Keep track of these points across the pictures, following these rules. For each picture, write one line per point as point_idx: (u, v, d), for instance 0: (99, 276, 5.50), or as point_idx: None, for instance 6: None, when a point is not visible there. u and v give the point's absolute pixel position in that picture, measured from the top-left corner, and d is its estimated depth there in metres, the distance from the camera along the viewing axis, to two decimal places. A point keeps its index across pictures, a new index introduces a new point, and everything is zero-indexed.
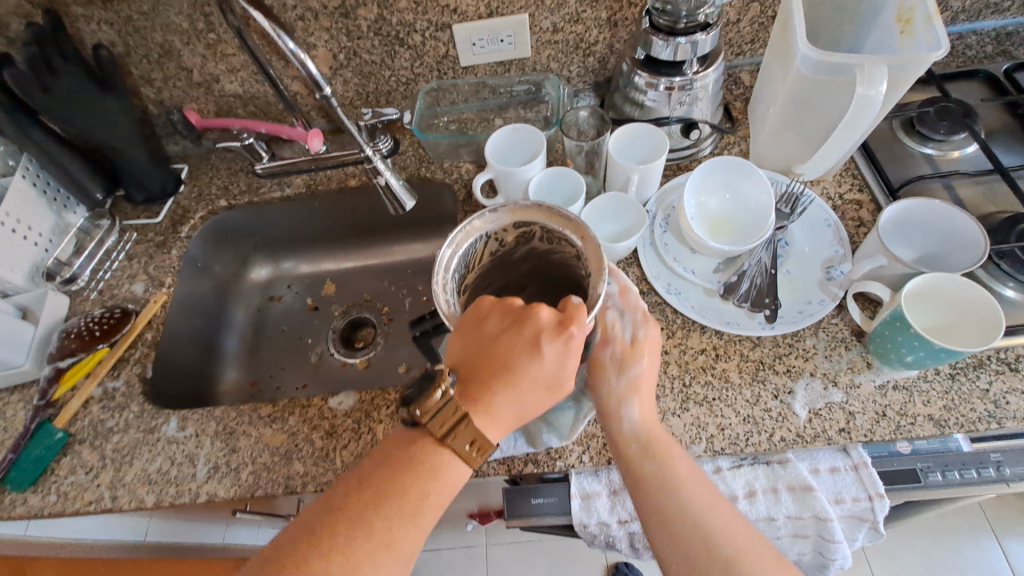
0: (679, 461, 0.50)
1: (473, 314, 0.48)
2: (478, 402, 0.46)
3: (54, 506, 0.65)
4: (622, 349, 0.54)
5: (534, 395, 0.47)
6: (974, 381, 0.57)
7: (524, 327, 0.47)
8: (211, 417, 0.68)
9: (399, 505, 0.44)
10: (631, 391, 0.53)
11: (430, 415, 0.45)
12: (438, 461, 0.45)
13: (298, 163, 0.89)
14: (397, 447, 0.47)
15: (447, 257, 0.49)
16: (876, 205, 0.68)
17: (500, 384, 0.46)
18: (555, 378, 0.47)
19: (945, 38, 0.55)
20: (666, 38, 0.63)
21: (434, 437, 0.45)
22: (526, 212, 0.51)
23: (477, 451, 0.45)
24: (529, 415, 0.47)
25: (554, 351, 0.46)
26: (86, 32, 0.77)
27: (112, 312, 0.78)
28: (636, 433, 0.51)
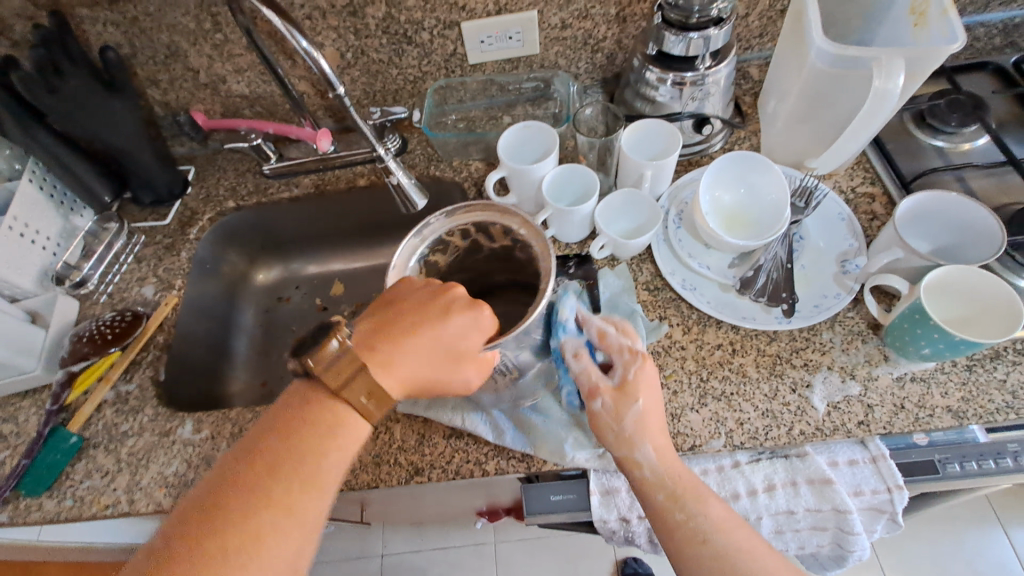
0: (712, 504, 0.49)
1: (399, 289, 0.53)
2: (379, 361, 0.48)
3: (70, 511, 0.65)
4: (613, 397, 0.52)
5: (429, 362, 0.49)
6: (991, 372, 0.58)
7: (437, 297, 0.51)
8: (227, 419, 0.68)
9: (293, 466, 0.45)
10: (639, 435, 0.51)
11: (327, 364, 0.46)
12: (335, 419, 0.47)
13: (305, 163, 0.88)
14: (290, 407, 0.47)
15: (400, 263, 0.55)
16: (890, 198, 0.68)
17: (397, 343, 0.49)
18: (452, 345, 0.49)
19: (962, 31, 0.55)
20: (678, 33, 0.63)
21: (329, 392, 0.47)
22: (471, 213, 0.56)
23: (374, 404, 0.47)
24: (422, 380, 0.50)
25: (457, 326, 0.49)
26: (92, 33, 0.77)
27: (122, 316, 0.78)
28: (660, 478, 0.50)
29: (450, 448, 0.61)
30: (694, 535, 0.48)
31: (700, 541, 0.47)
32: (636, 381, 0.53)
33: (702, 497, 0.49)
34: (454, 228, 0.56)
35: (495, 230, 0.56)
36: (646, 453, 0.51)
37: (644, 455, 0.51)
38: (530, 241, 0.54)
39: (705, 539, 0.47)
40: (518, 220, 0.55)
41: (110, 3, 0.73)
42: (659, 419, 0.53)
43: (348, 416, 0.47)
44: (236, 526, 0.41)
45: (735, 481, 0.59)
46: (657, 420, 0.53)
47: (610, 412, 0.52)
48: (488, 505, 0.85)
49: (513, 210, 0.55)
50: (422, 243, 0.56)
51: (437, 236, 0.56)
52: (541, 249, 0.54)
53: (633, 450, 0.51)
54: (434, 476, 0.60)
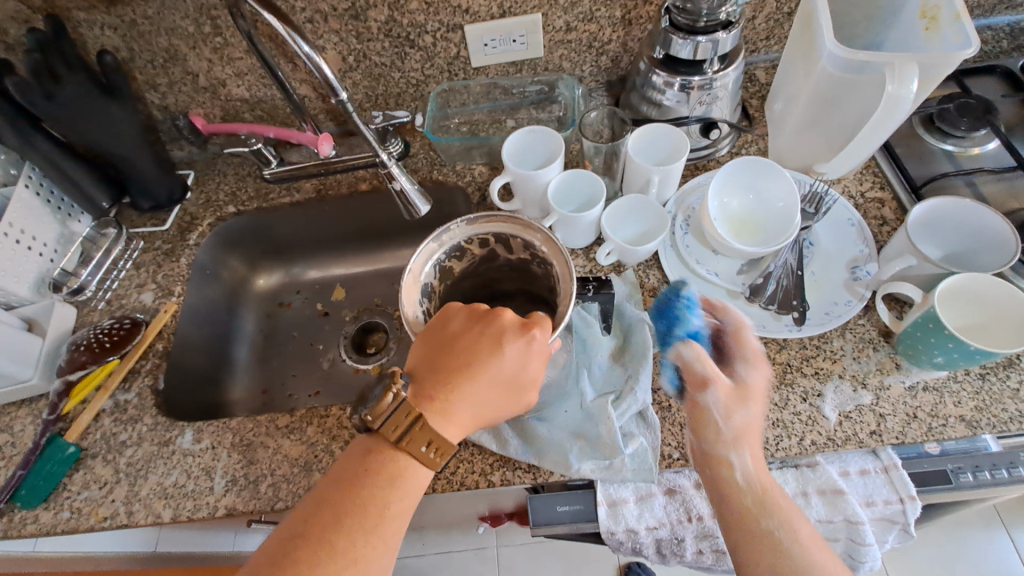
0: (799, 524, 0.48)
1: (442, 317, 0.51)
2: (436, 402, 0.48)
3: (68, 523, 0.63)
4: (726, 395, 0.53)
5: (492, 395, 0.49)
6: (1004, 380, 0.57)
7: (487, 328, 0.50)
8: (227, 429, 0.67)
9: (360, 518, 0.45)
10: (741, 440, 0.51)
11: (382, 419, 0.46)
12: (397, 468, 0.47)
13: (307, 167, 0.86)
14: (353, 460, 0.47)
15: (415, 267, 0.52)
16: (899, 203, 0.67)
17: (457, 381, 0.48)
18: (511, 379, 0.49)
19: (976, 36, 0.54)
20: (686, 36, 0.62)
21: (390, 443, 0.47)
22: (486, 222, 0.55)
23: (436, 452, 0.46)
24: (485, 416, 0.49)
25: (514, 354, 0.49)
26: (89, 36, 0.76)
27: (121, 323, 0.76)
28: (750, 483, 0.50)
29: (456, 458, 0.60)
30: (775, 544, 0.47)
31: (778, 551, 0.46)
32: (745, 385, 0.54)
33: (787, 515, 0.48)
34: (473, 237, 0.55)
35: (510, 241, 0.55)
36: (741, 460, 0.51)
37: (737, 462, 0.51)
38: (551, 259, 0.53)
39: (782, 553, 0.46)
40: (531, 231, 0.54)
41: (108, 6, 0.72)
42: (758, 437, 0.53)
43: (412, 468, 0.47)
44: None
45: None
46: (758, 436, 0.53)
47: (720, 412, 0.52)
48: (492, 511, 0.84)
49: (535, 225, 0.54)
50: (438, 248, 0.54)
51: (455, 243, 0.55)
52: (559, 268, 0.53)
53: (726, 455, 0.51)
54: (439, 487, 0.59)
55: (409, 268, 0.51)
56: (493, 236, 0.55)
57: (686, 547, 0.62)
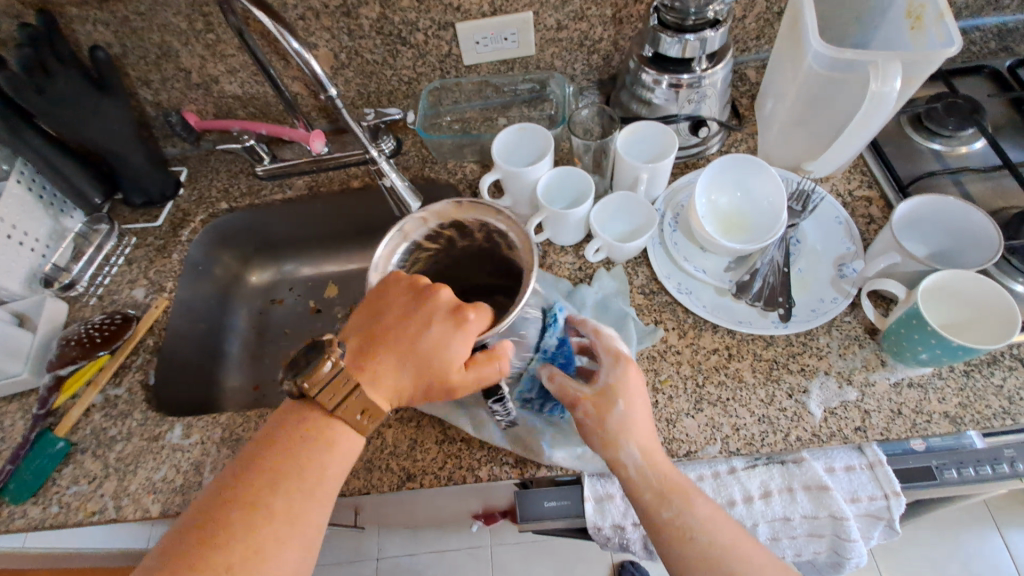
0: (698, 502, 0.48)
1: (383, 286, 0.51)
2: (365, 370, 0.48)
3: (57, 517, 0.63)
4: (595, 402, 0.52)
5: (409, 374, 0.48)
6: (988, 377, 0.57)
7: (421, 303, 0.49)
8: (217, 424, 0.67)
9: (297, 480, 0.45)
10: (621, 437, 0.50)
11: (319, 387, 0.46)
12: (332, 433, 0.47)
13: (299, 164, 0.88)
14: (286, 426, 0.47)
15: (425, 214, 0.54)
16: (887, 201, 0.68)
17: (383, 352, 0.48)
18: (428, 361, 0.47)
19: (958, 35, 0.55)
20: (674, 34, 0.63)
21: (324, 409, 0.47)
22: (473, 206, 0.54)
23: (369, 420, 0.47)
24: (403, 392, 0.49)
25: (440, 331, 0.48)
26: (81, 32, 0.76)
27: (112, 318, 0.76)
28: (645, 478, 0.49)
29: (443, 453, 0.61)
30: (681, 532, 0.47)
31: (682, 537, 0.47)
32: (615, 386, 0.52)
33: (687, 494, 0.49)
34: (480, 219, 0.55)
35: (490, 229, 0.55)
36: (631, 456, 0.50)
37: (628, 459, 0.50)
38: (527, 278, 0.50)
39: (690, 536, 0.47)
40: (504, 223, 0.53)
41: (100, 2, 0.72)
42: (645, 426, 0.52)
43: (347, 431, 0.48)
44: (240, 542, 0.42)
45: (731, 486, 0.58)
46: (646, 429, 0.52)
47: (593, 415, 0.51)
48: (482, 508, 0.84)
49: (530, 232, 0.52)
50: (434, 221, 0.55)
51: (450, 221, 0.55)
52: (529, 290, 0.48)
53: (618, 451, 0.50)
54: (427, 482, 0.59)
55: (397, 227, 0.53)
56: (482, 223, 0.55)
57: None
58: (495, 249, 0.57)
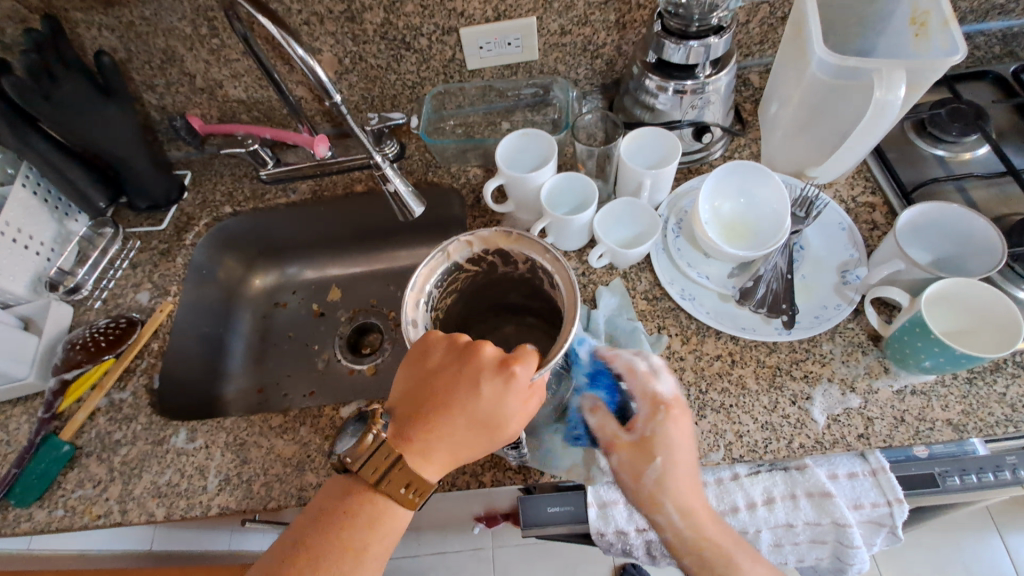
0: (741, 560, 0.49)
1: (419, 347, 0.50)
2: (413, 443, 0.47)
3: (62, 521, 0.64)
4: (630, 455, 0.51)
5: (467, 435, 0.48)
6: (991, 385, 0.57)
7: (466, 363, 0.48)
8: (221, 428, 0.67)
9: (339, 558, 0.45)
10: (659, 496, 0.49)
11: (360, 459, 0.46)
12: (376, 509, 0.47)
13: (303, 168, 0.88)
14: (331, 500, 0.48)
15: (472, 238, 0.53)
16: (890, 207, 0.68)
17: (437, 420, 0.48)
18: (488, 416, 0.47)
19: (962, 42, 0.55)
20: (678, 41, 0.63)
21: (368, 484, 0.47)
22: (512, 237, 0.53)
23: (415, 492, 0.47)
24: (462, 454, 0.48)
25: (492, 390, 0.47)
26: (86, 37, 0.76)
27: (117, 322, 0.77)
28: (682, 535, 0.49)
29: None
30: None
31: None
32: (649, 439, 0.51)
33: (729, 554, 0.49)
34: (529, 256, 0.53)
35: (527, 260, 0.54)
36: (667, 514, 0.49)
37: (662, 521, 0.50)
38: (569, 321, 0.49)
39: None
40: (539, 253, 0.53)
41: (105, 8, 0.72)
42: (687, 474, 0.50)
43: (392, 509, 0.47)
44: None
45: (734, 493, 0.58)
46: (686, 475, 0.50)
47: (627, 469, 0.51)
48: (485, 511, 0.84)
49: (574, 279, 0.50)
50: (479, 246, 0.54)
51: (495, 248, 0.54)
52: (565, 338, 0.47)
53: (656, 510, 0.50)
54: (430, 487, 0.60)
55: (440, 248, 0.52)
56: (527, 257, 0.53)
57: None
58: (539, 282, 0.56)
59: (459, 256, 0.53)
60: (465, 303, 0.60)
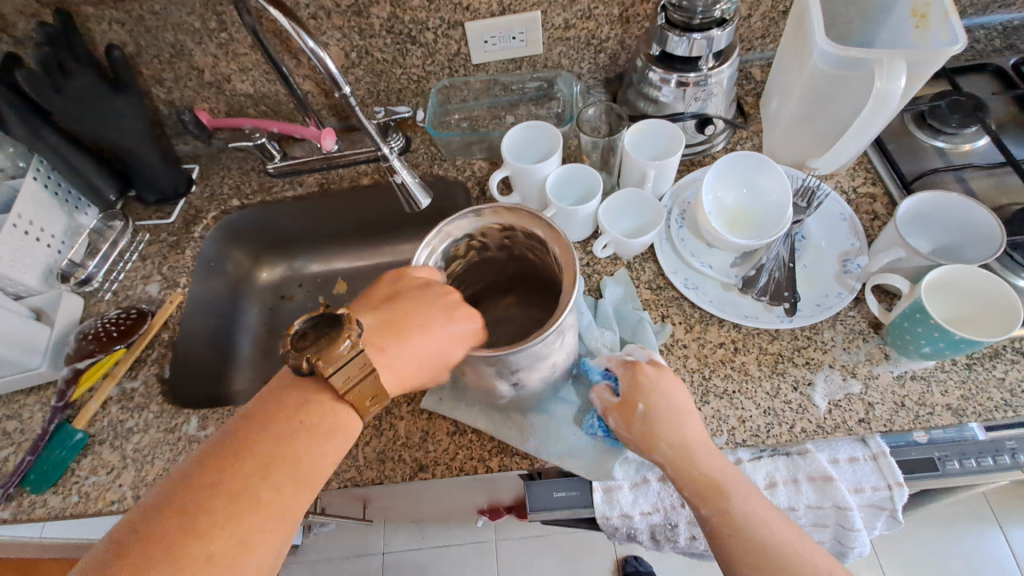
0: (737, 500, 0.48)
1: (397, 286, 0.52)
2: (376, 355, 0.49)
3: (76, 507, 0.65)
4: (619, 411, 0.53)
5: (413, 365, 0.50)
6: (990, 370, 0.58)
7: (427, 297, 0.51)
8: (232, 416, 0.68)
9: (286, 465, 0.44)
10: (651, 437, 0.50)
11: (335, 367, 0.44)
12: (331, 420, 0.46)
13: (310, 162, 0.89)
14: (286, 406, 0.45)
15: (478, 214, 0.54)
16: (891, 197, 0.69)
17: (390, 343, 0.50)
18: (436, 354, 0.50)
19: (962, 33, 0.56)
20: (682, 34, 0.64)
21: (332, 392, 0.46)
22: (513, 215, 0.53)
23: (374, 402, 0.47)
24: (409, 382, 0.51)
25: (443, 326, 0.50)
26: (96, 31, 0.77)
27: (128, 313, 0.78)
28: (673, 475, 0.50)
29: (455, 444, 0.62)
30: (725, 525, 0.47)
31: (729, 534, 0.47)
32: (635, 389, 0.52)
33: (719, 492, 0.48)
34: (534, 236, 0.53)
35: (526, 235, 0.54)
36: (663, 454, 0.50)
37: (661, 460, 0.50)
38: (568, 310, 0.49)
39: (729, 531, 0.47)
40: (541, 232, 0.52)
41: (116, 2, 0.73)
42: (683, 410, 0.52)
43: (345, 418, 0.47)
44: (225, 531, 0.40)
45: None
46: (683, 412, 0.51)
47: (625, 425, 0.52)
48: (489, 501, 0.85)
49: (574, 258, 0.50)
50: (483, 224, 0.54)
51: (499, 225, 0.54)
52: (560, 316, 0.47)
53: (653, 453, 0.50)
54: (438, 473, 0.61)
55: (443, 225, 0.53)
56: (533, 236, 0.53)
57: (679, 532, 0.63)
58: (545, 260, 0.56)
59: (463, 232, 0.54)
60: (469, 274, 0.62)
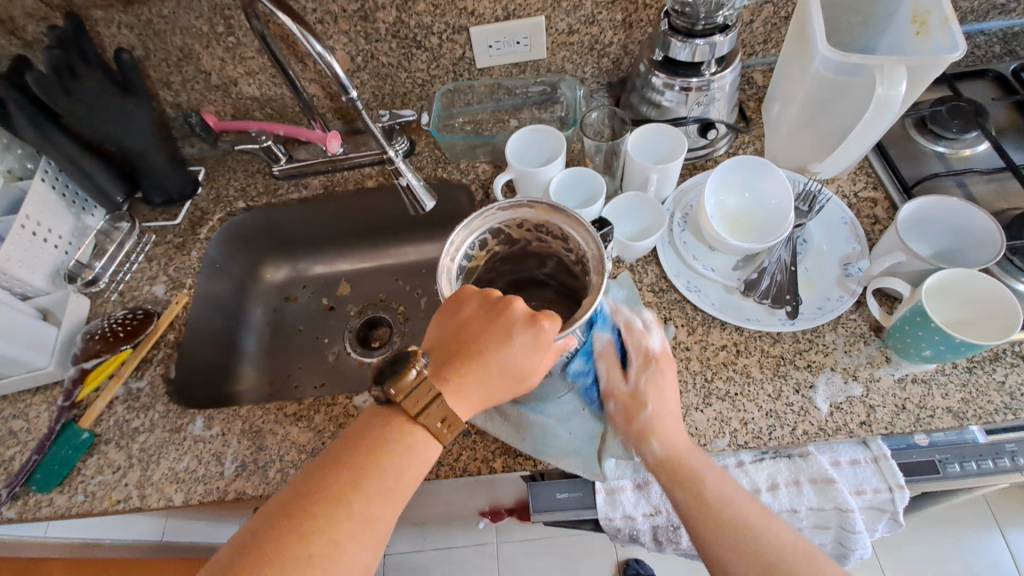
0: (710, 483, 0.50)
1: (451, 311, 0.51)
2: (450, 383, 0.48)
3: (82, 506, 0.65)
4: (628, 395, 0.55)
5: (497, 381, 0.49)
6: (990, 373, 0.59)
7: (498, 317, 0.49)
8: (236, 416, 0.69)
9: (378, 482, 0.45)
10: (647, 432, 0.53)
11: (405, 392, 0.46)
12: (412, 440, 0.47)
13: (315, 164, 0.89)
14: (370, 427, 0.48)
15: (521, 203, 0.53)
16: (891, 202, 0.69)
17: (471, 366, 0.49)
18: (518, 370, 0.49)
19: (962, 40, 0.56)
20: (685, 39, 0.64)
21: (407, 415, 0.47)
22: (556, 211, 0.52)
23: (448, 428, 0.47)
24: (494, 398, 0.50)
25: (522, 343, 0.49)
26: (106, 35, 0.78)
27: (134, 313, 0.79)
28: (661, 462, 0.52)
29: (459, 445, 0.62)
30: (699, 515, 0.49)
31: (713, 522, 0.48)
32: (654, 372, 0.56)
33: (700, 477, 0.51)
34: (573, 240, 0.53)
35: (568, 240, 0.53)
36: (653, 442, 0.53)
37: (652, 447, 0.53)
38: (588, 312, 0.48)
39: (706, 517, 0.48)
40: (580, 235, 0.52)
41: (125, 6, 0.74)
42: (675, 421, 0.55)
43: (426, 439, 0.48)
44: (327, 538, 0.42)
45: (739, 479, 0.60)
46: (672, 422, 0.54)
47: (624, 404, 0.55)
48: (493, 502, 0.85)
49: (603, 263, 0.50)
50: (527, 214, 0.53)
51: (535, 221, 0.54)
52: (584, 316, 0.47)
53: (643, 438, 0.53)
54: (442, 473, 0.61)
55: (481, 211, 0.53)
56: (569, 238, 0.53)
57: (681, 534, 0.63)
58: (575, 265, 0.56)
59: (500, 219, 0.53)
60: (496, 270, 0.60)
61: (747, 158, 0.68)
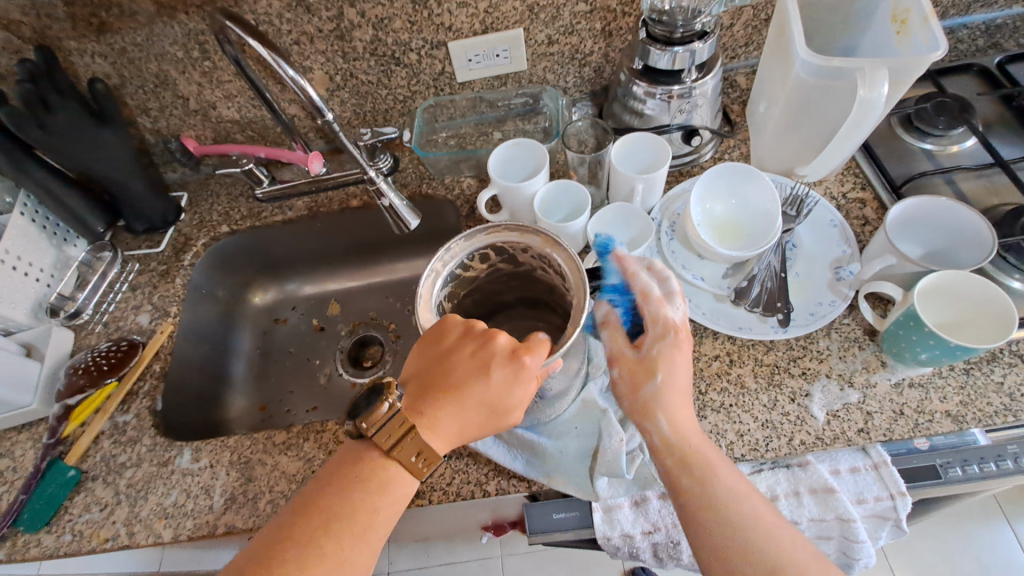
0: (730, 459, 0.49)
1: (434, 340, 0.51)
2: (426, 417, 0.48)
3: (70, 546, 0.64)
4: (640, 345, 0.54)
5: (473, 417, 0.49)
6: (988, 374, 0.58)
7: (479, 349, 0.49)
8: (225, 447, 0.67)
9: (350, 524, 0.45)
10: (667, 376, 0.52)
11: (377, 428, 0.46)
12: (386, 477, 0.47)
13: (298, 185, 0.89)
14: (345, 465, 0.48)
15: (516, 230, 0.53)
16: (880, 203, 0.69)
17: (445, 398, 0.49)
18: (496, 404, 0.48)
19: (943, 38, 0.56)
20: (664, 47, 0.63)
21: (381, 451, 0.48)
22: (556, 244, 0.52)
23: (423, 462, 0.47)
24: (469, 433, 0.49)
25: (502, 377, 0.48)
26: (80, 65, 0.77)
27: (118, 345, 0.77)
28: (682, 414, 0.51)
29: (452, 469, 0.61)
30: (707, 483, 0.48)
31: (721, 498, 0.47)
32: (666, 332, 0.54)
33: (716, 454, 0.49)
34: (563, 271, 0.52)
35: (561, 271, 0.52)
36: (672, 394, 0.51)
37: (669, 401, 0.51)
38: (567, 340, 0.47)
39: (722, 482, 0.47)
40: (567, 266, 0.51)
41: (98, 36, 0.73)
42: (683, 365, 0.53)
43: (401, 476, 0.48)
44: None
45: None
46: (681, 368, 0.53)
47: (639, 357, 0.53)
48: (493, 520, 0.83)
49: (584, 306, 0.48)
50: (520, 237, 0.53)
51: (531, 247, 0.53)
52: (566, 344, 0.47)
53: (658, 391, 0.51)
54: (435, 498, 0.60)
55: (483, 226, 0.53)
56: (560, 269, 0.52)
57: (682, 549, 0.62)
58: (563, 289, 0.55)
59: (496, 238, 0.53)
60: (501, 282, 0.61)
61: (734, 166, 0.67)
